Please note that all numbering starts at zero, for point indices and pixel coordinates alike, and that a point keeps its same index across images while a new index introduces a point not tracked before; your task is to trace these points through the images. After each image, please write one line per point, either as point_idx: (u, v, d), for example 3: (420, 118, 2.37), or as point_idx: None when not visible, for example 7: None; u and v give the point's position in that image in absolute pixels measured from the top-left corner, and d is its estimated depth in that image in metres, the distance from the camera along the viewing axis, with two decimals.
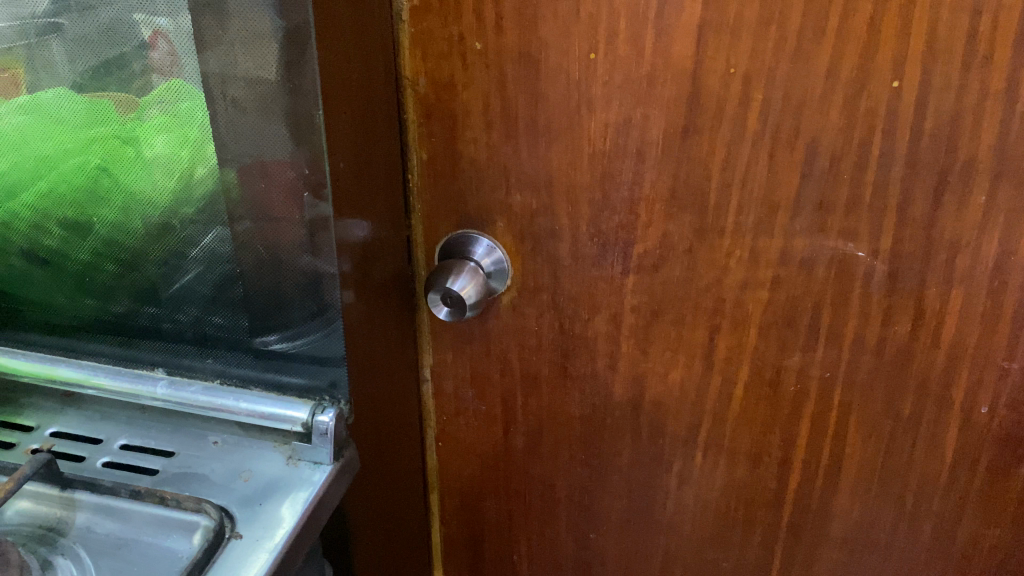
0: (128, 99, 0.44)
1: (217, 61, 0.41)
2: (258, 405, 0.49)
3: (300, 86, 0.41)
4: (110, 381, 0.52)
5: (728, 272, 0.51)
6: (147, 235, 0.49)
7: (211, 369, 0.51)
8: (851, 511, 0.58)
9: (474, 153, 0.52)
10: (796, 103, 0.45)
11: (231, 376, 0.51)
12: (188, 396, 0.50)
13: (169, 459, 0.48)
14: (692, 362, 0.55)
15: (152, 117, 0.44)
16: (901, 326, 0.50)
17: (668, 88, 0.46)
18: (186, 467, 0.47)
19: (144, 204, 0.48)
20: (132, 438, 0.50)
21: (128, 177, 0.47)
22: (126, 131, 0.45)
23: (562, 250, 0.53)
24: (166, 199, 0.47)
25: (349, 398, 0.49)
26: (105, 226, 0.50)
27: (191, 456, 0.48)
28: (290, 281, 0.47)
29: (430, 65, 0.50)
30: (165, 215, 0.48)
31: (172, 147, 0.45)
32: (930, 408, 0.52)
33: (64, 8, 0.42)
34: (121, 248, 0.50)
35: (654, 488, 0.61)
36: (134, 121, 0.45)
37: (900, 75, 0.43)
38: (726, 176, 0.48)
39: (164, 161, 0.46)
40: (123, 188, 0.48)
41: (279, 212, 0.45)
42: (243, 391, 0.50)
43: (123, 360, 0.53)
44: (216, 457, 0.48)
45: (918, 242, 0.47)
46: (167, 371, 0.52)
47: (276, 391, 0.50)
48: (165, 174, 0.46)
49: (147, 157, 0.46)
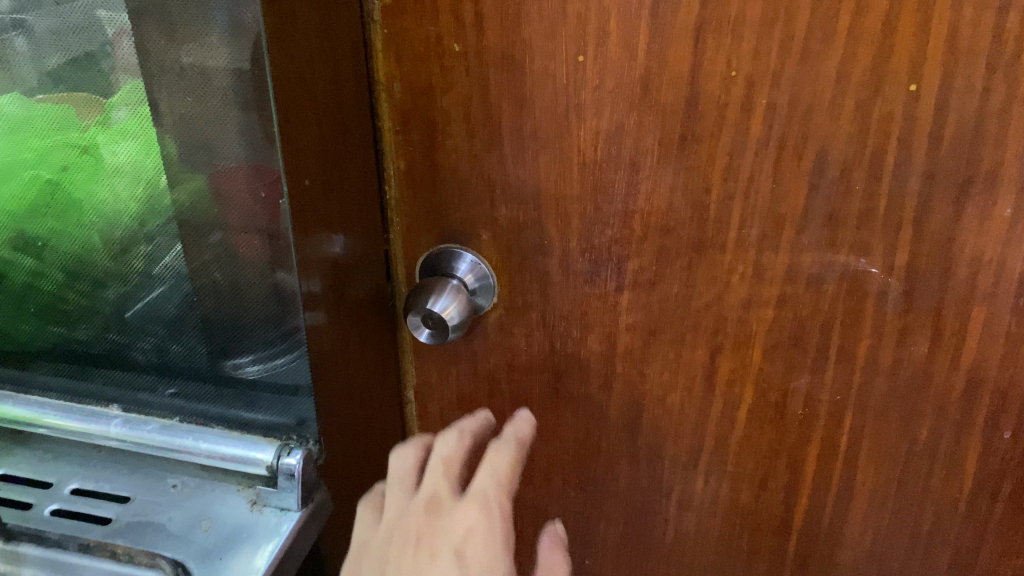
0: (94, 99, 0.40)
1: (163, 71, 0.37)
2: (219, 445, 0.45)
3: (253, 105, 0.37)
4: (60, 420, 0.48)
5: (730, 290, 0.47)
6: (109, 254, 0.45)
7: (170, 405, 0.48)
8: (863, 539, 0.54)
9: (455, 162, 0.48)
10: (804, 108, 0.41)
11: (191, 414, 0.47)
12: (144, 435, 0.46)
13: (123, 505, 0.44)
14: (693, 385, 0.51)
15: (116, 121, 0.40)
16: (917, 347, 0.46)
17: (665, 93, 0.42)
18: (142, 515, 0.43)
19: (108, 217, 0.44)
20: (84, 482, 0.46)
21: (90, 189, 0.44)
22: (88, 138, 0.42)
23: (553, 266, 0.50)
24: (130, 215, 0.43)
25: (318, 438, 0.46)
26: (65, 245, 0.46)
27: (147, 502, 0.44)
28: (254, 305, 0.43)
29: (405, 68, 0.46)
30: (127, 231, 0.44)
31: (137, 154, 0.41)
32: (949, 433, 0.48)
33: (26, 4, 0.39)
34: (79, 269, 0.47)
35: (653, 514, 0.58)
36: (97, 126, 0.41)
37: (918, 78, 0.39)
38: (728, 187, 0.44)
39: (129, 170, 0.42)
40: (86, 200, 0.44)
41: (238, 232, 0.41)
42: (203, 430, 0.46)
43: (74, 395, 0.49)
44: (175, 504, 0.43)
45: (937, 257, 0.44)
46: (123, 408, 0.48)
47: (239, 429, 0.46)
48: (131, 183, 0.42)
49: (111, 166, 0.42)
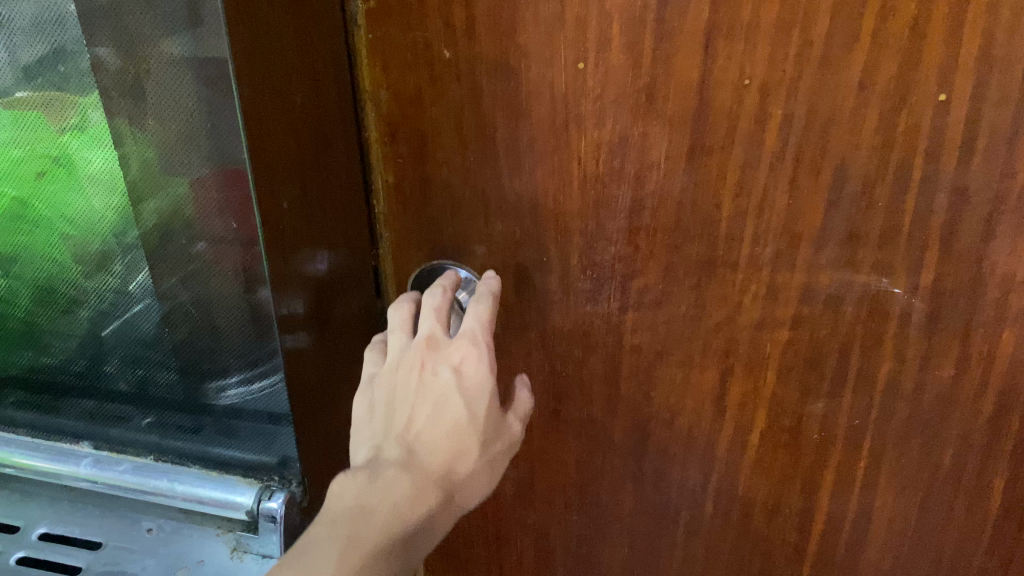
0: (69, 100, 0.37)
1: (126, 83, 0.35)
2: (196, 488, 0.43)
3: (221, 124, 0.34)
4: (30, 460, 0.47)
5: (742, 310, 0.44)
6: (83, 272, 0.43)
7: (144, 444, 0.47)
8: (881, 566, 0.51)
9: (447, 175, 0.44)
10: (823, 120, 0.38)
11: (167, 453, 0.46)
12: (118, 477, 0.45)
13: (95, 553, 0.43)
14: (702, 408, 0.48)
15: (92, 125, 0.37)
16: (942, 371, 0.43)
17: (671, 103, 0.39)
18: (113, 564, 0.42)
19: (84, 230, 0.41)
20: (53, 526, 0.45)
21: (61, 201, 0.41)
22: (61, 146, 0.39)
23: (553, 284, 0.47)
24: (104, 232, 0.41)
25: (302, 479, 0.44)
26: (37, 262, 0.43)
27: (119, 550, 0.43)
28: (229, 331, 0.40)
29: (392, 76, 0.42)
30: (103, 247, 0.41)
31: (110, 163, 0.38)
32: (975, 459, 0.46)
33: None
34: (55, 286, 0.44)
35: (659, 539, 0.55)
36: (69, 132, 0.38)
37: (947, 88, 0.36)
38: (740, 202, 0.41)
39: (104, 178, 0.39)
40: (60, 211, 0.41)
41: (208, 258, 0.38)
42: (180, 471, 0.45)
43: (46, 431, 0.48)
44: (149, 551, 0.43)
45: (965, 278, 0.41)
46: (93, 445, 0.47)
47: (218, 469, 0.45)
48: (107, 193, 0.39)
49: (85, 175, 0.39)
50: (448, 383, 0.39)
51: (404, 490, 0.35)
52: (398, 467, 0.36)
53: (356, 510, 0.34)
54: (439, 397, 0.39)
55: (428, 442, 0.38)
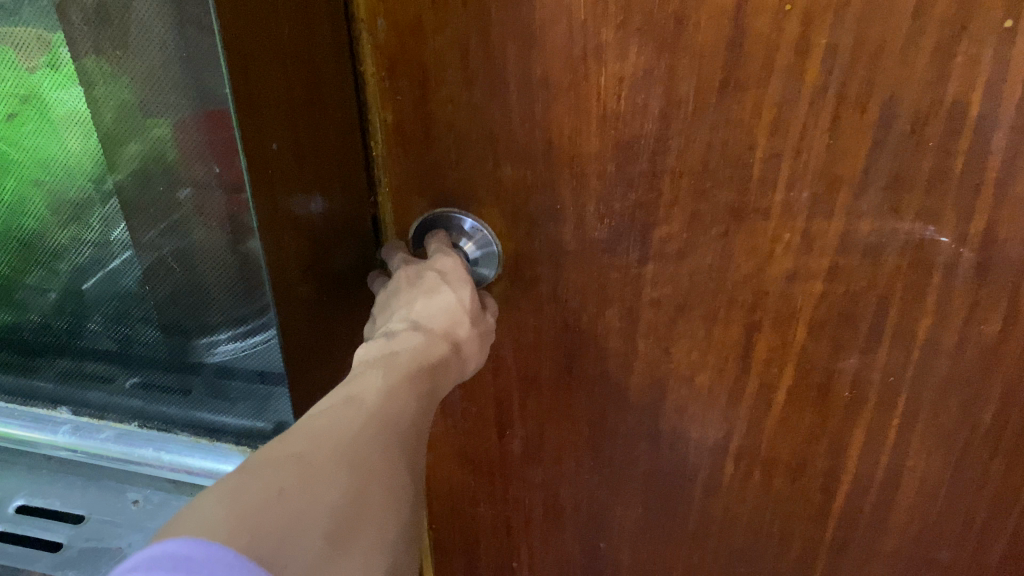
0: (38, 34, 0.33)
1: (95, 13, 0.31)
2: (184, 458, 0.43)
3: (200, 54, 0.30)
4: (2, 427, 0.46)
5: (773, 261, 0.41)
6: (60, 224, 0.39)
7: (128, 410, 0.45)
8: (909, 526, 0.49)
9: (451, 115, 0.40)
10: (872, 51, 0.34)
11: (156, 415, 0.44)
12: (100, 446, 0.44)
13: (76, 527, 0.41)
14: (724, 364, 0.45)
15: (62, 61, 0.33)
16: (987, 325, 0.40)
17: (703, 32, 0.35)
18: (96, 540, 0.40)
19: (60, 177, 0.37)
20: (31, 498, 0.43)
21: (34, 147, 0.37)
22: (30, 85, 0.35)
23: (567, 233, 0.43)
24: (80, 181, 0.37)
25: None
26: (11, 214, 0.40)
27: (101, 524, 0.41)
28: (216, 288, 0.37)
29: (390, 3, 0.38)
30: (79, 196, 0.37)
31: (83, 104, 0.34)
32: (1016, 418, 0.43)
33: None
34: (31, 239, 0.40)
35: (676, 498, 0.52)
36: (39, 70, 0.34)
37: (1015, 13, 0.32)
38: (775, 143, 0.38)
39: (78, 121, 0.35)
40: (34, 157, 0.37)
41: (192, 208, 0.34)
42: (168, 440, 0.44)
43: (18, 396, 0.47)
44: (135, 526, 0.41)
45: (1020, 225, 0.37)
46: (73, 411, 0.46)
47: (208, 435, 0.44)
48: (81, 137, 0.35)
49: (57, 117, 0.35)
50: (435, 273, 0.40)
51: (419, 342, 0.36)
52: (407, 330, 0.37)
53: (384, 354, 0.35)
54: (428, 283, 0.39)
55: (428, 314, 0.38)
